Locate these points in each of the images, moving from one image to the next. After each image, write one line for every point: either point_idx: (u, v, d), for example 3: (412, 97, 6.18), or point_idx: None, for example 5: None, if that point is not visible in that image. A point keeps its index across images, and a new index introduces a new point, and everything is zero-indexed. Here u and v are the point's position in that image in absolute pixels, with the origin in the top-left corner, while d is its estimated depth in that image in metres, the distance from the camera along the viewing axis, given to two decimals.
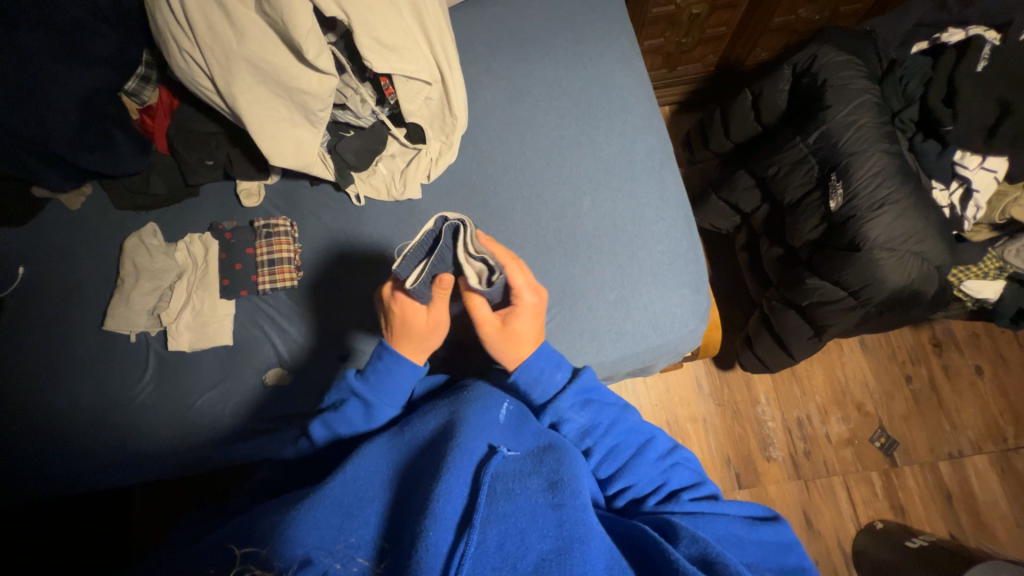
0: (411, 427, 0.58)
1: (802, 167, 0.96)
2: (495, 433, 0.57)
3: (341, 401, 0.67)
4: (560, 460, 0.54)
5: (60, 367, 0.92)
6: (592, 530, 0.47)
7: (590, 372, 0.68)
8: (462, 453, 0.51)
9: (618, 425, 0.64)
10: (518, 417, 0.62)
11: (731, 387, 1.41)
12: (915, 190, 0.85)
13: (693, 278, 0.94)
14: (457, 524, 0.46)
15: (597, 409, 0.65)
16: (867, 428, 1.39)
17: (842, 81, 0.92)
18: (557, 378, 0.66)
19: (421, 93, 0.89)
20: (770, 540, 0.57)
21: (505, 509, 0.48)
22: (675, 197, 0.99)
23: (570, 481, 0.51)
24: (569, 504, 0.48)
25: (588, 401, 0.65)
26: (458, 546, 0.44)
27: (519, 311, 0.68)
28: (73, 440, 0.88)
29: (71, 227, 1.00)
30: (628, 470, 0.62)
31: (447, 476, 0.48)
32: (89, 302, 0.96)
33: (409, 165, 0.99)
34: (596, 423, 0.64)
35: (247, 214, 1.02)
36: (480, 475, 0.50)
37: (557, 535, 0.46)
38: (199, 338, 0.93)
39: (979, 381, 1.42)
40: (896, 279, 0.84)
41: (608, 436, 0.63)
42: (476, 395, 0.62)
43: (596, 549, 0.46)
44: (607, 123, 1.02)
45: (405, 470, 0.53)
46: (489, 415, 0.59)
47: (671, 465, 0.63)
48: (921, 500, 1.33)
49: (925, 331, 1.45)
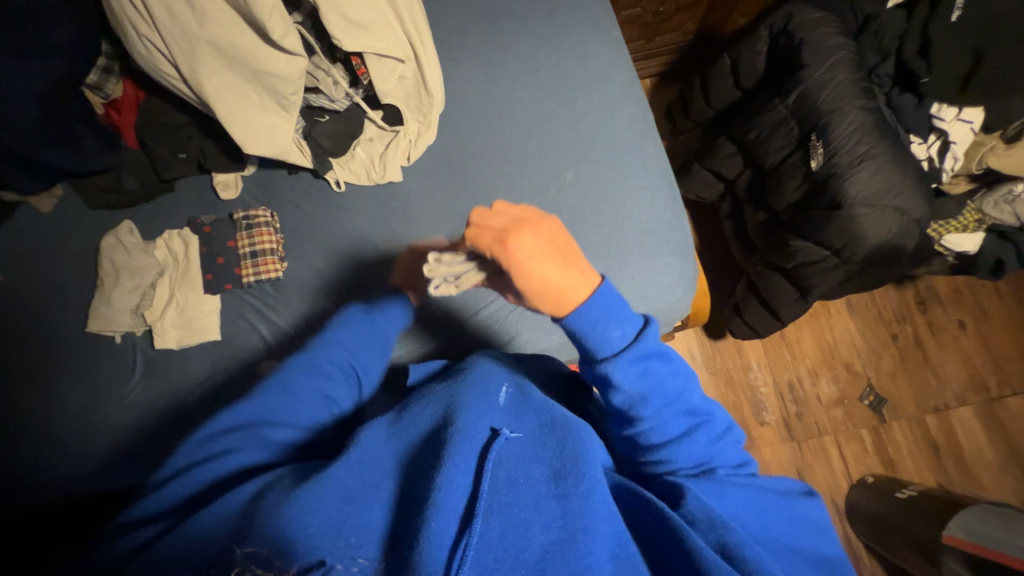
0: (412, 414, 0.59)
1: (783, 128, 0.96)
2: (497, 417, 0.57)
3: (343, 323, 0.80)
4: (568, 437, 0.56)
5: (46, 372, 0.91)
6: (597, 518, 0.47)
7: (653, 333, 0.57)
8: (463, 438, 0.51)
9: (671, 395, 0.58)
10: (518, 401, 0.62)
11: (723, 355, 1.43)
12: (892, 144, 0.86)
13: (678, 245, 0.94)
14: (461, 516, 0.46)
15: (653, 377, 0.57)
16: (856, 387, 1.42)
17: (818, 38, 0.91)
18: (617, 335, 0.54)
19: (391, 71, 0.87)
20: (802, 522, 0.56)
21: (507, 500, 0.48)
22: (658, 165, 0.99)
23: (576, 467, 0.51)
24: (572, 494, 0.49)
25: (647, 368, 0.56)
26: (462, 537, 0.44)
27: (516, 270, 0.50)
28: (64, 445, 0.88)
29: (47, 231, 0.97)
30: (672, 435, 0.57)
31: (449, 464, 0.48)
32: (69, 306, 0.94)
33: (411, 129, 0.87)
34: (651, 392, 0.56)
35: (226, 207, 1.00)
36: (483, 460, 0.50)
37: (560, 523, 0.46)
38: (187, 334, 0.92)
39: (962, 335, 1.46)
40: (875, 234, 0.85)
41: (661, 392, 0.57)
42: (474, 379, 0.62)
43: (600, 540, 0.46)
44: (585, 95, 1.01)
45: (409, 460, 0.53)
46: (489, 400, 0.59)
47: (710, 437, 0.59)
48: (910, 452, 1.38)
49: (909, 290, 1.48)
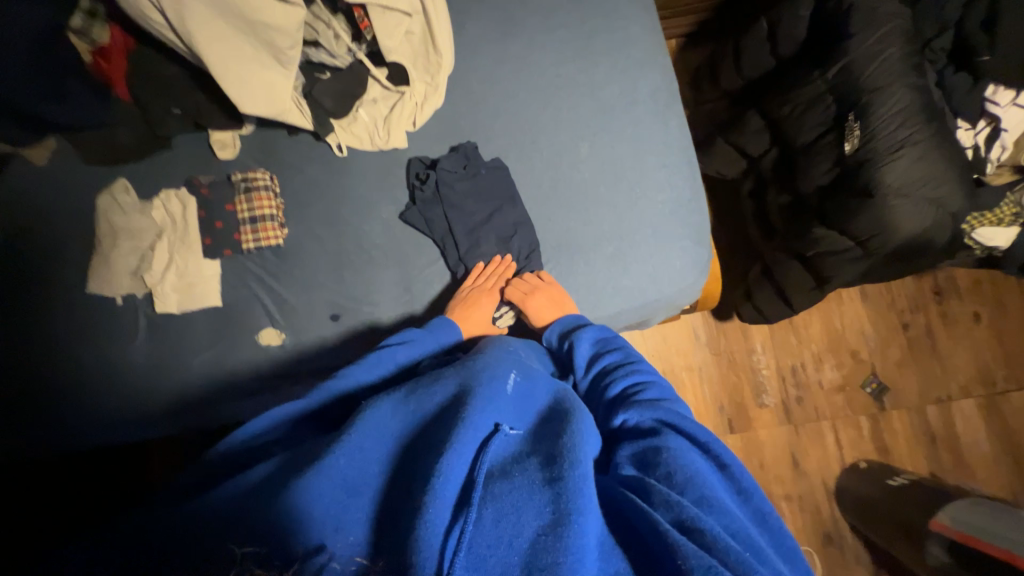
0: (419, 395, 0.55)
1: (818, 105, 0.89)
2: (502, 408, 0.53)
3: (403, 339, 0.71)
4: (565, 425, 0.52)
5: (47, 329, 0.90)
6: (589, 502, 0.43)
7: (609, 332, 0.74)
8: (467, 427, 0.48)
9: (629, 376, 0.65)
10: (525, 391, 0.58)
11: (728, 337, 1.41)
12: (938, 129, 0.79)
13: (694, 228, 0.90)
14: (453, 503, 0.43)
15: (608, 360, 0.69)
16: (860, 375, 1.41)
17: (871, 3, 0.82)
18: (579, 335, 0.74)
19: (461, 166, 0.90)
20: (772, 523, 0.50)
21: (502, 489, 0.44)
22: (679, 140, 0.93)
23: (569, 453, 0.47)
24: (568, 477, 0.44)
25: (602, 354, 0.70)
26: (455, 528, 0.41)
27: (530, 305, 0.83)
28: (67, 402, 0.88)
29: (41, 185, 0.94)
30: (631, 405, 0.59)
31: (450, 454, 0.45)
32: (68, 264, 0.92)
33: (473, 189, 0.90)
34: (608, 371, 0.67)
35: (223, 167, 0.96)
36: (481, 455, 0.47)
37: (551, 509, 0.42)
38: (187, 299, 0.90)
39: (975, 328, 1.43)
40: (907, 226, 0.80)
41: (622, 376, 0.65)
42: (483, 365, 0.58)
43: (592, 525, 0.42)
44: (606, 59, 0.94)
45: (409, 446, 0.50)
46: (497, 387, 0.55)
47: (682, 418, 0.56)
48: (906, 441, 1.38)
49: (927, 280, 1.44)
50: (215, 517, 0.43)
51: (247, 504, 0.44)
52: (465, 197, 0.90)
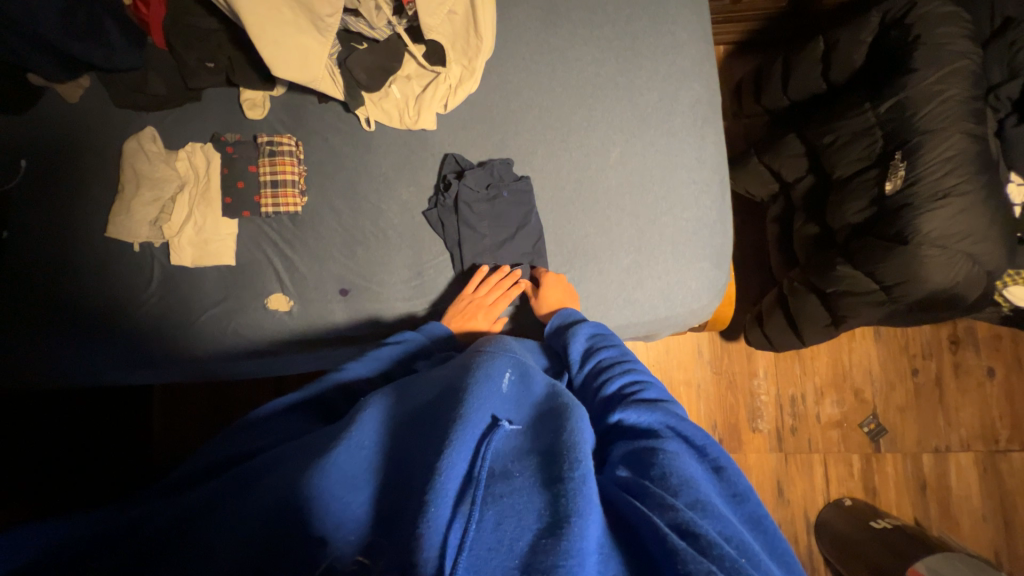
0: (411, 396, 0.55)
1: (864, 138, 0.86)
2: (498, 403, 0.52)
3: (394, 340, 0.75)
4: (563, 422, 0.50)
5: (63, 266, 0.92)
6: (591, 504, 0.41)
7: (605, 334, 0.74)
8: (466, 425, 0.47)
9: (624, 375, 0.64)
10: (521, 392, 0.57)
11: (732, 358, 1.40)
12: (987, 182, 0.76)
13: (715, 251, 0.89)
14: (455, 500, 0.42)
15: (604, 360, 0.68)
16: (859, 414, 1.39)
17: (938, 39, 0.78)
18: (575, 333, 0.73)
19: (485, 184, 0.88)
20: (770, 533, 0.46)
21: (502, 490, 0.43)
22: (713, 158, 0.90)
23: (570, 452, 0.45)
24: (568, 478, 0.43)
25: (597, 352, 0.69)
26: (456, 522, 0.40)
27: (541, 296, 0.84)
28: (76, 340, 0.90)
29: (71, 122, 0.95)
30: (629, 404, 0.58)
31: (451, 450, 0.44)
32: (90, 204, 0.93)
33: (491, 211, 0.89)
34: (605, 369, 0.66)
35: (250, 127, 0.95)
36: (481, 451, 0.46)
37: (552, 510, 0.40)
38: (202, 255, 0.91)
39: (987, 383, 1.39)
40: (939, 278, 0.77)
41: (615, 374, 0.64)
42: (479, 362, 0.57)
43: (593, 526, 0.40)
44: (650, 64, 0.91)
45: (409, 442, 0.49)
46: (493, 385, 0.53)
47: (679, 420, 0.55)
48: (896, 484, 1.37)
49: (945, 328, 1.40)
50: (215, 494, 0.44)
51: (246, 487, 0.44)
52: (481, 218, 0.89)
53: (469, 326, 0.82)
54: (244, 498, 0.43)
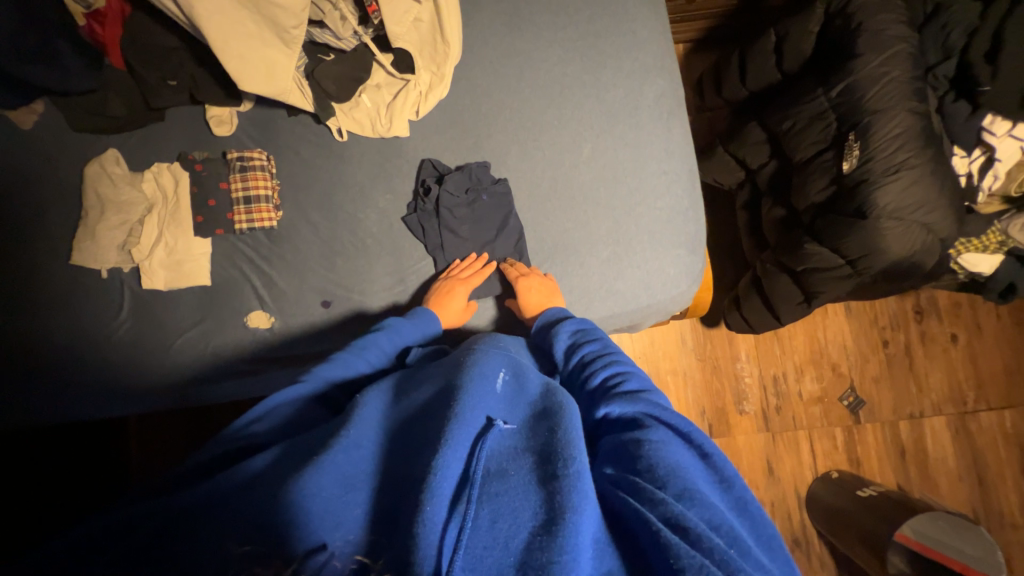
0: (409, 395, 0.55)
1: (819, 122, 0.91)
2: (492, 403, 0.52)
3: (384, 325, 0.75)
4: (557, 420, 0.50)
5: (26, 298, 0.88)
6: (585, 498, 0.42)
7: (590, 326, 0.74)
8: (460, 424, 0.47)
9: (613, 367, 0.64)
10: (515, 390, 0.57)
11: (714, 343, 1.44)
12: (933, 155, 0.81)
13: (690, 237, 0.91)
14: (451, 499, 0.42)
15: (592, 352, 0.68)
16: (838, 388, 1.44)
17: (877, 25, 0.83)
18: (562, 328, 0.74)
19: (465, 188, 0.89)
20: (758, 518, 0.48)
21: (498, 488, 0.43)
22: (681, 149, 0.93)
23: (564, 450, 0.46)
24: (561, 475, 0.43)
25: (584, 345, 0.70)
26: (452, 523, 0.40)
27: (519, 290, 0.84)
28: (44, 375, 0.86)
29: (25, 149, 0.91)
30: (614, 398, 0.59)
31: (446, 449, 0.44)
32: (51, 232, 0.90)
33: (472, 214, 0.90)
34: (593, 361, 0.67)
35: (219, 144, 0.94)
36: (477, 449, 0.46)
37: (545, 508, 0.41)
38: (176, 277, 0.88)
39: (952, 348, 1.47)
40: (897, 248, 0.82)
41: (598, 368, 0.65)
42: (472, 361, 0.57)
43: (587, 521, 0.40)
44: (614, 62, 0.94)
45: (402, 445, 0.48)
46: (487, 384, 0.53)
47: (662, 410, 0.56)
48: (877, 453, 1.42)
49: (909, 299, 1.47)
50: None
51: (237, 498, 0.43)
52: (462, 222, 0.90)
53: (446, 312, 0.83)
54: (237, 504, 0.42)
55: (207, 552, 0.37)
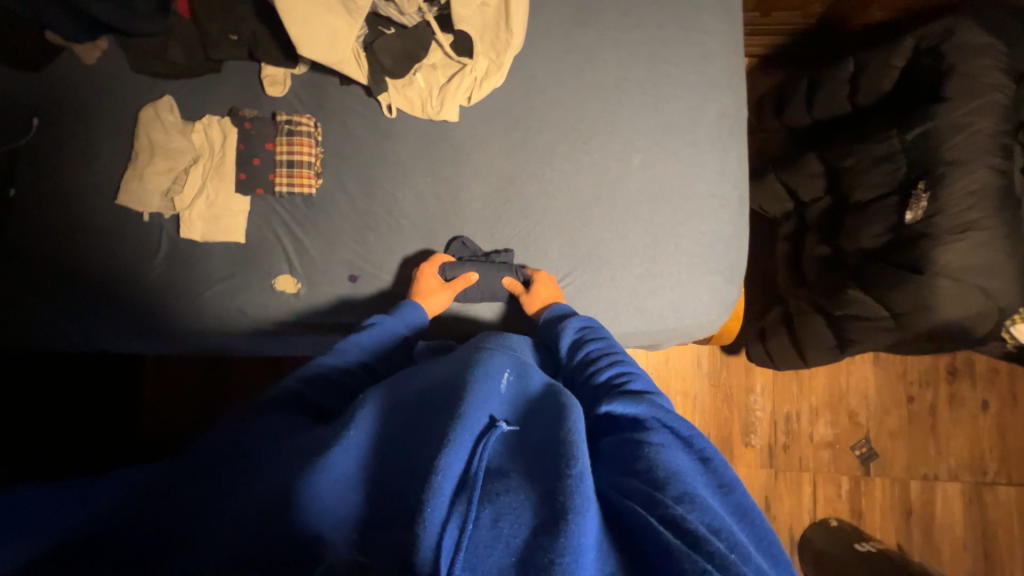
0: (410, 391, 0.54)
1: (886, 165, 0.86)
2: (496, 403, 0.51)
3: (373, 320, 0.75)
4: (558, 419, 0.48)
5: (68, 229, 0.90)
6: (588, 500, 0.41)
7: (597, 327, 0.74)
8: (463, 421, 0.46)
9: (617, 368, 0.63)
10: (520, 391, 0.55)
11: (730, 371, 1.40)
12: (1008, 219, 0.76)
13: (729, 265, 0.89)
14: (452, 498, 0.41)
15: (596, 354, 0.67)
16: (852, 436, 1.40)
17: (972, 70, 0.78)
18: (568, 327, 0.73)
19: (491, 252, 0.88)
20: (757, 523, 0.46)
21: (500, 487, 0.42)
22: (733, 172, 0.90)
23: (567, 449, 0.44)
24: (564, 476, 0.42)
25: (588, 346, 0.69)
26: (451, 521, 0.39)
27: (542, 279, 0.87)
28: (78, 304, 0.89)
29: (85, 84, 0.93)
30: (616, 396, 0.57)
31: (448, 447, 0.43)
32: (101, 169, 0.92)
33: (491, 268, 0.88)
34: (597, 362, 0.65)
35: (270, 104, 0.94)
36: (479, 447, 0.45)
37: (547, 508, 0.40)
38: (212, 230, 0.90)
39: (981, 416, 1.40)
40: (950, 310, 0.78)
41: (604, 366, 0.64)
42: (477, 360, 0.55)
43: (591, 525, 0.39)
44: (678, 72, 0.90)
45: (406, 436, 0.48)
46: (491, 385, 0.52)
47: (666, 413, 0.54)
48: (882, 509, 1.38)
49: (944, 358, 1.41)
50: (220, 478, 0.43)
51: (250, 478, 0.44)
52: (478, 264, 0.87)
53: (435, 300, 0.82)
54: (249, 488, 0.43)
55: (215, 540, 0.38)
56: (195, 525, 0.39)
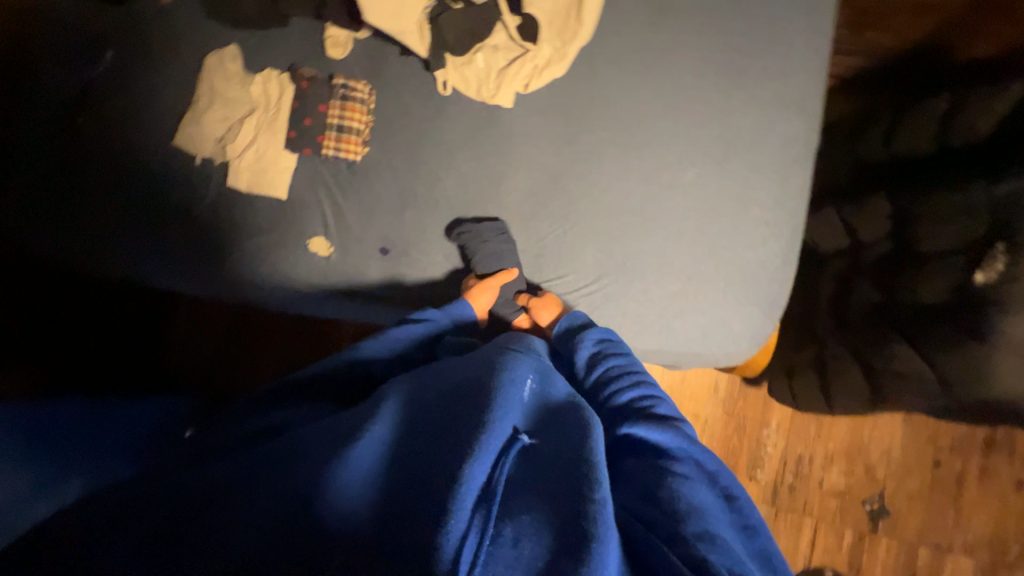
0: (434, 387, 0.54)
1: (965, 217, 0.79)
2: (519, 413, 0.50)
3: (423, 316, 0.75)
4: (582, 439, 0.48)
5: (124, 161, 0.93)
6: (610, 532, 0.41)
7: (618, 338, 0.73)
8: (488, 429, 0.46)
9: (642, 390, 0.62)
10: (541, 403, 0.54)
11: (747, 402, 1.36)
12: None
13: (769, 299, 0.85)
14: (472, 507, 0.41)
15: (621, 370, 0.66)
16: (865, 489, 1.34)
17: None
18: (582, 338, 0.70)
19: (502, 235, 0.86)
20: (775, 565, 0.46)
21: (522, 504, 0.42)
22: (792, 202, 0.85)
23: (590, 474, 0.44)
24: (588, 502, 0.42)
25: (612, 359, 0.68)
26: (472, 529, 0.39)
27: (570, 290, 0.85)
28: (124, 234, 0.93)
29: (158, 23, 0.95)
30: (639, 418, 0.57)
31: (474, 454, 0.43)
32: (161, 108, 0.94)
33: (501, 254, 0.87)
34: (622, 378, 0.64)
35: (328, 65, 0.94)
36: (502, 456, 0.45)
37: (569, 530, 0.40)
38: (257, 182, 0.92)
39: (1012, 494, 1.31)
40: (1011, 386, 0.73)
41: (626, 386, 0.63)
42: (501, 363, 0.55)
43: (612, 557, 0.39)
44: (750, 86, 0.85)
45: (427, 434, 0.47)
46: (516, 392, 0.52)
47: (692, 444, 0.53)
48: (883, 569, 1.32)
49: (982, 427, 1.32)
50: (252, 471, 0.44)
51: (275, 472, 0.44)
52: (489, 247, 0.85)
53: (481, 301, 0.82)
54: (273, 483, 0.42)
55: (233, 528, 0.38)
56: (213, 508, 0.40)
